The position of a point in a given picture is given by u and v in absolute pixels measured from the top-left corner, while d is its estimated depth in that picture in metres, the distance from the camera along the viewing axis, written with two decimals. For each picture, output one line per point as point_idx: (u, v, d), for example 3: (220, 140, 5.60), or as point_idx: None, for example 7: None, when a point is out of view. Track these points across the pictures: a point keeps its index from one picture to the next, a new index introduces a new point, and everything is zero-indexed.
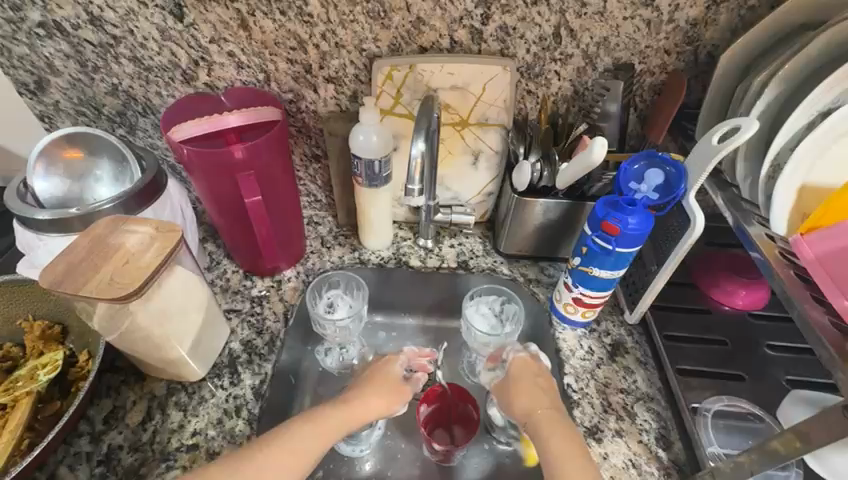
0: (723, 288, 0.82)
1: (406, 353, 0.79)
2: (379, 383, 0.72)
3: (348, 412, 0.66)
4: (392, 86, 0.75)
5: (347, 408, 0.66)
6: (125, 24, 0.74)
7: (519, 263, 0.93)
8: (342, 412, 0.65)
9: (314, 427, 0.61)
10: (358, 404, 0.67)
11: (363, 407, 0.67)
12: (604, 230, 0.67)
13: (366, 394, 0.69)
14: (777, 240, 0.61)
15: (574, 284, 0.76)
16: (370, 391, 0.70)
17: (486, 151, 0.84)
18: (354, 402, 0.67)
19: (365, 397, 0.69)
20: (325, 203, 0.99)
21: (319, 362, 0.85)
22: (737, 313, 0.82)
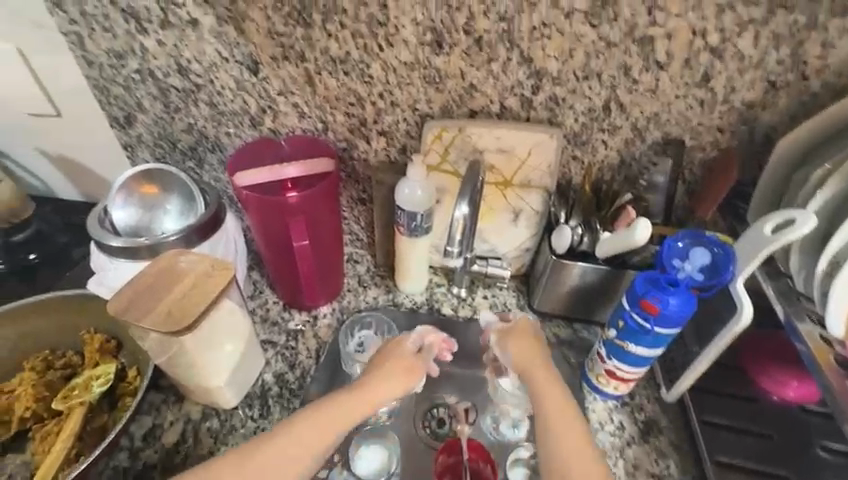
0: (774, 376, 0.76)
1: (416, 332, 0.79)
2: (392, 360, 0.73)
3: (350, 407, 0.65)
4: (441, 145, 0.79)
5: (351, 402, 0.66)
6: (207, 74, 0.83)
7: (552, 322, 0.91)
8: (345, 406, 0.65)
9: (309, 423, 0.62)
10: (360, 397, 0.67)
11: (367, 397, 0.68)
12: (643, 308, 0.65)
13: (374, 384, 0.69)
14: (834, 345, 0.60)
15: (607, 356, 0.73)
16: (388, 368, 0.72)
17: (527, 210, 0.84)
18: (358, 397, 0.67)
19: (374, 384, 0.69)
20: (365, 241, 1.01)
21: None
22: (787, 406, 0.76)
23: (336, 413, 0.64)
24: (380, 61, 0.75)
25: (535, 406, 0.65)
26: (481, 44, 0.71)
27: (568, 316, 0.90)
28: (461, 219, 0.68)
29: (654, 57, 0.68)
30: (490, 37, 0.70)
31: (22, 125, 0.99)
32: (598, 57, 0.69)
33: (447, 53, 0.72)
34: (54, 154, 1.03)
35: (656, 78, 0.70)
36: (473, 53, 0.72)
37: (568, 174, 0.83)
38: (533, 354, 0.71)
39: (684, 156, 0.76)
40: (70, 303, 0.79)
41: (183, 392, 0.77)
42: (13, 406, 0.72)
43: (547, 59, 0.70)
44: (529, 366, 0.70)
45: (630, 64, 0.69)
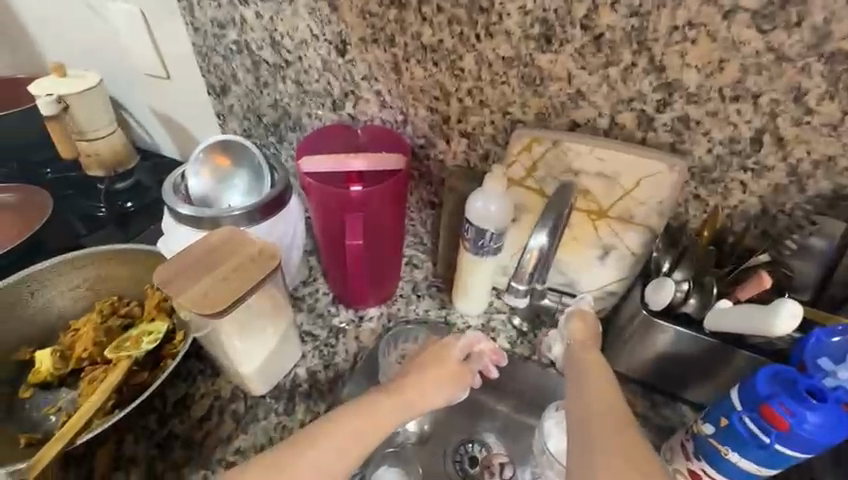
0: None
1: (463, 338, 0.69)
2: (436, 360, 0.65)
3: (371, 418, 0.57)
4: (528, 158, 0.67)
5: (373, 414, 0.57)
6: (297, 52, 0.80)
7: (628, 386, 0.75)
8: (368, 417, 0.57)
9: (331, 440, 0.54)
10: (381, 407, 0.58)
11: (397, 404, 0.60)
12: (763, 414, 0.49)
13: (400, 392, 0.61)
14: None
15: (695, 454, 0.56)
16: (431, 368, 0.64)
17: (620, 249, 0.69)
18: (381, 409, 0.58)
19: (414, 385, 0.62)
20: (429, 247, 0.93)
21: None
22: None
23: (359, 428, 0.56)
24: (475, 53, 0.66)
25: (577, 379, 0.55)
26: (599, 43, 0.58)
27: (650, 384, 0.74)
28: (532, 260, 0.56)
29: (845, 81, 0.50)
30: (614, 36, 0.56)
31: (138, 84, 1.06)
32: (759, 73, 0.52)
33: (556, 51, 0.61)
34: (159, 112, 1.09)
35: (842, 109, 0.51)
36: (587, 53, 0.59)
37: (684, 215, 0.66)
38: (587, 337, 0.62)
39: None
40: (139, 257, 0.82)
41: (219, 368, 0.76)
42: (75, 345, 0.77)
43: (685, 69, 0.55)
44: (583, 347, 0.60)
45: (805, 87, 0.51)
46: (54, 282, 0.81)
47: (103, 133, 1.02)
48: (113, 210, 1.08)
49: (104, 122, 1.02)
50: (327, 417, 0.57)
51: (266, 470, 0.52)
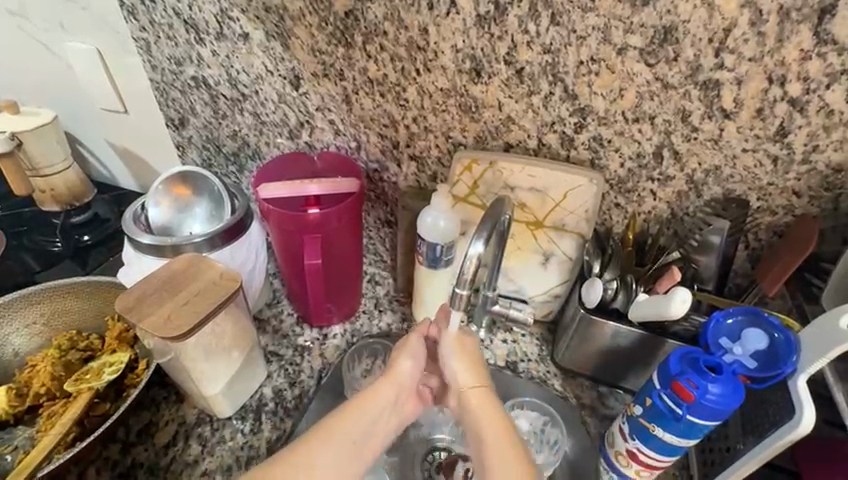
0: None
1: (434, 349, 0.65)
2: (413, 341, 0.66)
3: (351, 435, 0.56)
4: (470, 177, 0.74)
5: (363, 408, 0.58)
6: (253, 86, 0.86)
7: (575, 381, 0.82)
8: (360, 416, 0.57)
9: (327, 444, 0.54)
10: (370, 429, 0.57)
11: (385, 398, 0.60)
12: (675, 390, 0.56)
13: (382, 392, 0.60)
14: None
15: (630, 435, 0.63)
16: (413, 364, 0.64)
17: (558, 255, 0.77)
18: (356, 416, 0.57)
19: (397, 373, 0.62)
20: (389, 264, 0.99)
21: None
22: None
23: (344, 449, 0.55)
24: (416, 85, 0.73)
25: (485, 423, 0.57)
26: (521, 76, 0.66)
27: (593, 376, 0.81)
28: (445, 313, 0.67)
29: (719, 104, 0.60)
30: (532, 69, 0.65)
31: (94, 119, 1.08)
32: (651, 98, 0.62)
33: (486, 83, 0.69)
34: (116, 145, 1.10)
35: (721, 127, 0.61)
36: (513, 84, 0.67)
37: (609, 222, 0.75)
38: (464, 359, 0.62)
39: (747, 218, 0.66)
40: (99, 289, 0.83)
41: (184, 393, 0.77)
42: (32, 381, 0.77)
43: (593, 96, 0.64)
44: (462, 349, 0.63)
45: (689, 109, 0.61)
46: (10, 318, 0.80)
47: (58, 168, 1.03)
48: (69, 244, 1.06)
49: (59, 158, 1.03)
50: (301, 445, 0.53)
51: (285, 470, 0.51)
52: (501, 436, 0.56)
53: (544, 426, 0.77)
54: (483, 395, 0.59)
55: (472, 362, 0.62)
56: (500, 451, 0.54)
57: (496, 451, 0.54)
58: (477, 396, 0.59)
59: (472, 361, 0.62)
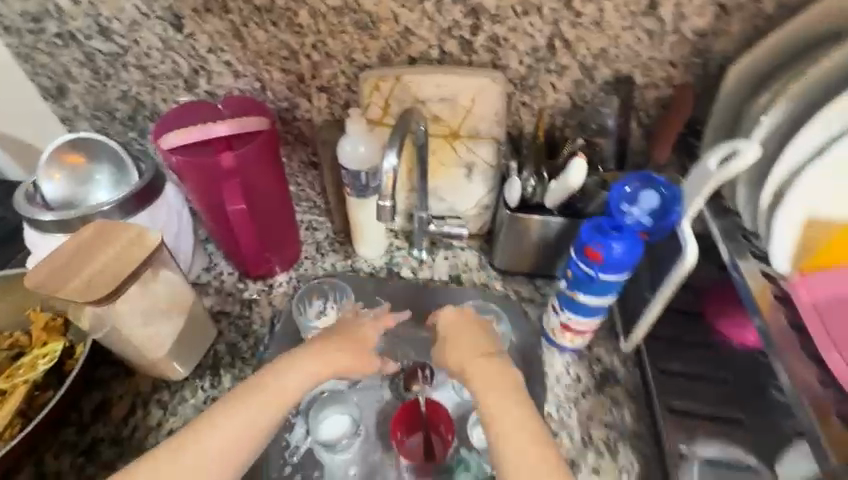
0: (736, 320, 0.73)
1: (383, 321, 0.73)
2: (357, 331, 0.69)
3: (236, 432, 0.56)
4: (380, 97, 0.74)
5: (279, 393, 0.59)
6: (130, 35, 0.78)
7: (514, 279, 0.90)
8: (267, 398, 0.59)
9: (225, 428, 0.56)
10: (273, 397, 0.59)
11: (302, 380, 0.61)
12: (587, 256, 0.63)
13: (259, 395, 0.59)
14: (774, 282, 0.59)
15: (561, 308, 0.72)
16: (340, 349, 0.66)
17: (479, 164, 0.80)
18: (261, 400, 0.59)
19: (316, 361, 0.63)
20: (324, 208, 0.99)
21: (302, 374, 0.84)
22: (749, 351, 0.72)
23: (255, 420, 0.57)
24: (308, 8, 0.71)
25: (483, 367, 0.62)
26: None
27: (530, 271, 0.88)
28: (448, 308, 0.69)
29: None
30: None
31: None
32: None
33: None
34: None
35: (600, 9, 0.65)
36: None
37: (520, 123, 0.78)
38: (474, 335, 0.66)
39: (635, 95, 0.72)
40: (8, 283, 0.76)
41: (132, 366, 0.75)
42: None
43: None
44: (472, 333, 0.67)
45: None
46: None
47: None
48: None
49: None
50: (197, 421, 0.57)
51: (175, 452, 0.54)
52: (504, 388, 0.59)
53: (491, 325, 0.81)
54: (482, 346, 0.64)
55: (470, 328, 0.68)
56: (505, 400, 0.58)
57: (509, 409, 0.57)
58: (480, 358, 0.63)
59: (472, 328, 0.68)
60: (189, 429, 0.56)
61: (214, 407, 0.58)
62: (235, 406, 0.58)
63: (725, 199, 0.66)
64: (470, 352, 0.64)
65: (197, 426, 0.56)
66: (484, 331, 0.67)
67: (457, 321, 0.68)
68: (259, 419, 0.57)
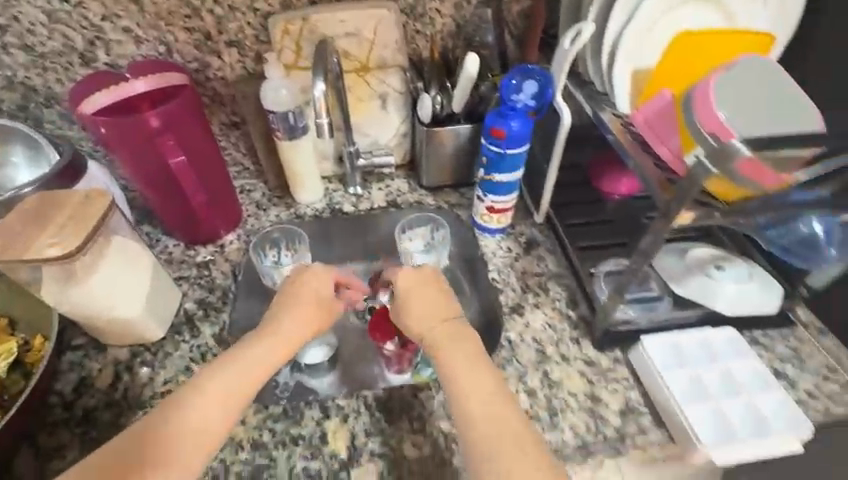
0: (611, 176, 0.93)
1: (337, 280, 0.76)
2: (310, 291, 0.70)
3: (204, 417, 0.56)
4: (291, 40, 0.83)
5: (245, 376, 0.60)
6: (7, 11, 0.76)
7: (443, 192, 1.05)
8: (233, 382, 0.59)
9: (195, 405, 0.57)
10: (239, 381, 0.59)
11: (265, 362, 0.62)
12: (493, 137, 0.79)
13: (230, 365, 0.60)
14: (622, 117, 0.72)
15: (485, 193, 0.88)
16: (302, 314, 0.68)
17: (391, 94, 0.91)
18: (226, 389, 0.58)
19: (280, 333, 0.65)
20: (253, 169, 1.03)
21: None
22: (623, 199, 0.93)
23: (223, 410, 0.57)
24: None
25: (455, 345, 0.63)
26: None
27: (455, 183, 1.03)
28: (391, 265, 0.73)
29: None
30: None
31: None
32: None
33: None
34: None
35: None
36: None
37: (418, 50, 0.92)
38: (433, 295, 0.69)
39: (502, 9, 0.89)
40: None
41: (104, 341, 0.76)
42: None
43: None
44: (426, 288, 0.69)
45: None
46: None
47: None
48: None
49: None
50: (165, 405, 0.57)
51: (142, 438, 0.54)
52: (480, 371, 0.60)
53: (432, 235, 0.97)
54: (447, 318, 0.66)
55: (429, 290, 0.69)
56: (481, 381, 0.59)
57: (485, 390, 0.58)
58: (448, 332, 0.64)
59: (431, 290, 0.69)
60: (164, 402, 0.57)
61: (198, 371, 0.60)
62: (203, 392, 0.57)
63: (579, 71, 0.81)
64: (423, 313, 0.67)
65: (172, 402, 0.57)
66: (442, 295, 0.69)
67: (412, 276, 0.70)
68: (227, 402, 0.58)
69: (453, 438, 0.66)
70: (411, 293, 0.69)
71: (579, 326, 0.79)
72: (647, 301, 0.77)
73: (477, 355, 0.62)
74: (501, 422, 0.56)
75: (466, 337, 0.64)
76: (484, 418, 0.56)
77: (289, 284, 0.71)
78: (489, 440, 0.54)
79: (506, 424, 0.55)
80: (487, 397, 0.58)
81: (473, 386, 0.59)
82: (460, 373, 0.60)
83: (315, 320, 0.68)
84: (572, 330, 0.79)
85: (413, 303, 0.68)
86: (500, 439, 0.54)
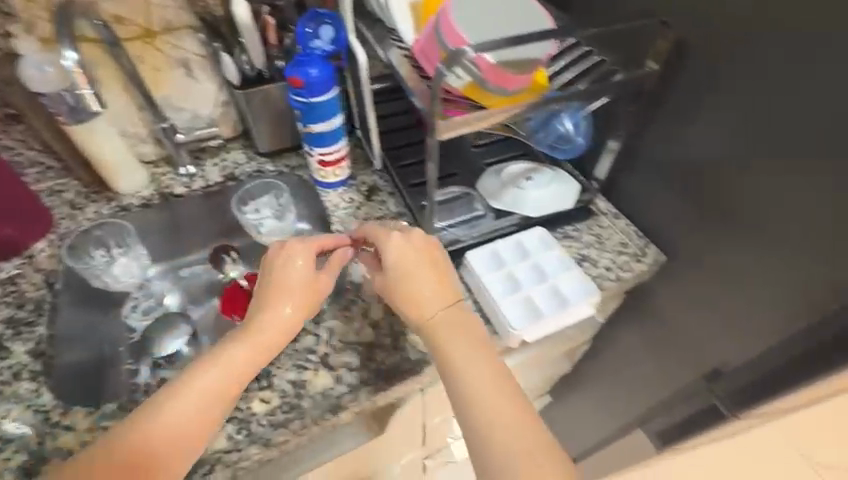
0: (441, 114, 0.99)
1: (299, 242, 0.69)
2: (278, 287, 0.66)
3: (190, 423, 0.58)
4: (40, 9, 0.76)
5: (225, 373, 0.61)
6: None
7: (283, 157, 1.03)
8: (211, 387, 0.60)
9: (180, 409, 0.58)
10: (220, 384, 0.61)
11: (250, 360, 0.63)
12: (294, 87, 0.78)
13: (213, 367, 0.61)
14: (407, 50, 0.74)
15: (311, 147, 0.88)
16: (278, 299, 0.66)
17: (189, 56, 0.89)
18: (197, 390, 0.60)
19: (255, 330, 0.64)
20: (57, 167, 0.94)
21: (124, 314, 0.90)
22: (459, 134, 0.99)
23: (208, 416, 0.59)
24: None
25: (448, 318, 0.66)
26: None
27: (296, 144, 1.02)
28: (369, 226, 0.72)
29: None
30: None
31: None
32: None
33: None
34: None
35: None
36: None
37: (209, 6, 0.87)
38: (430, 267, 0.68)
39: None
40: None
41: None
42: None
43: None
44: (414, 255, 0.68)
45: None
46: None
47: None
48: None
49: None
50: (147, 410, 0.59)
51: (126, 446, 0.56)
52: (475, 348, 0.65)
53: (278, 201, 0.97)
54: (443, 292, 0.67)
55: (433, 264, 0.69)
56: (476, 359, 0.64)
57: (481, 365, 0.64)
58: (450, 311, 0.67)
59: (433, 263, 0.69)
60: (148, 401, 0.60)
61: (175, 382, 0.60)
62: (176, 393, 0.59)
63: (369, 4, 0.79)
64: (429, 295, 0.67)
65: (152, 403, 0.59)
66: (441, 271, 0.69)
67: (404, 246, 0.68)
68: (212, 408, 0.60)
69: (301, 385, 0.68)
70: (403, 262, 0.68)
71: None
72: (471, 221, 0.85)
73: (471, 323, 0.67)
74: (490, 379, 0.63)
75: (456, 301, 0.68)
76: (475, 378, 0.63)
77: (279, 270, 0.68)
78: (489, 408, 0.61)
79: (503, 389, 0.63)
80: (490, 376, 0.63)
81: (465, 356, 0.64)
82: (453, 345, 0.65)
83: (298, 304, 0.66)
84: None
85: (420, 274, 0.67)
86: (485, 397, 0.62)
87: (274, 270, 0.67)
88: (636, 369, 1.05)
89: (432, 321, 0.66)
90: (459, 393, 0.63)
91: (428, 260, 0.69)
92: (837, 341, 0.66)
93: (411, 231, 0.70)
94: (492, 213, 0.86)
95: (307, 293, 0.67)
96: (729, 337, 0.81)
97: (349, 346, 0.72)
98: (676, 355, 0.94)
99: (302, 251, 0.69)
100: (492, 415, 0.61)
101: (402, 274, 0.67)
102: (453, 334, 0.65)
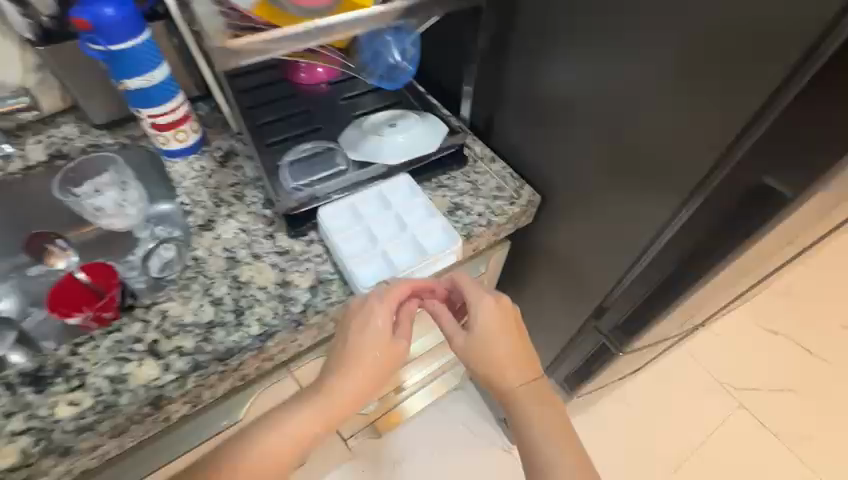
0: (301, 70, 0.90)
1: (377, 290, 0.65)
2: (374, 356, 0.61)
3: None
4: None
5: (304, 426, 0.59)
6: None
7: (127, 126, 0.89)
8: (295, 430, 0.59)
9: (247, 461, 0.57)
10: (287, 429, 0.59)
11: (332, 415, 0.59)
12: (83, 31, 0.65)
13: (280, 424, 0.59)
14: None
15: (135, 108, 0.77)
16: (361, 380, 0.61)
17: None
18: (292, 446, 0.59)
19: (343, 394, 0.60)
20: None
21: None
22: (324, 90, 0.91)
23: (272, 471, 0.58)
24: None
25: (525, 402, 0.67)
26: None
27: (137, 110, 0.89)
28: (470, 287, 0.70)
29: None
30: None
31: None
32: None
33: None
34: None
35: None
36: None
37: None
38: (513, 331, 0.69)
39: None
40: None
41: None
42: None
43: None
44: (503, 325, 0.68)
45: None
46: None
47: None
48: None
49: None
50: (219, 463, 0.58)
51: None
52: (531, 386, 0.68)
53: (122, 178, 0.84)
54: (517, 372, 0.68)
55: (503, 324, 0.69)
56: (531, 406, 0.67)
57: (550, 427, 0.65)
58: (523, 390, 0.67)
59: (504, 331, 0.68)
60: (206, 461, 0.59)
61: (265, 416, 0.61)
62: (260, 445, 0.58)
63: None
64: (503, 352, 0.68)
65: (214, 464, 0.58)
66: (518, 335, 0.69)
67: (494, 310, 0.69)
68: (271, 470, 0.58)
69: (120, 381, 0.58)
70: (483, 331, 0.68)
71: (274, 222, 0.75)
72: (326, 175, 0.77)
73: (545, 390, 0.69)
74: (556, 449, 0.63)
75: (531, 360, 0.69)
76: (541, 435, 0.65)
77: (354, 335, 0.62)
78: (541, 445, 0.64)
79: (556, 439, 0.65)
80: (557, 430, 0.65)
81: (521, 404, 0.67)
82: (531, 415, 0.66)
83: (373, 382, 0.62)
84: (266, 227, 0.75)
85: (494, 344, 0.67)
86: (541, 447, 0.64)
87: (359, 314, 0.63)
88: (545, 313, 1.04)
89: (514, 392, 0.67)
90: (521, 419, 0.67)
91: (504, 328, 0.68)
92: (686, 255, 0.65)
93: (503, 301, 0.71)
94: (350, 164, 0.78)
95: (372, 350, 0.62)
96: (611, 270, 0.78)
97: (184, 329, 0.62)
98: (571, 296, 0.92)
99: (379, 303, 0.63)
100: (548, 455, 0.63)
101: (488, 336, 0.67)
102: (526, 405, 0.67)
